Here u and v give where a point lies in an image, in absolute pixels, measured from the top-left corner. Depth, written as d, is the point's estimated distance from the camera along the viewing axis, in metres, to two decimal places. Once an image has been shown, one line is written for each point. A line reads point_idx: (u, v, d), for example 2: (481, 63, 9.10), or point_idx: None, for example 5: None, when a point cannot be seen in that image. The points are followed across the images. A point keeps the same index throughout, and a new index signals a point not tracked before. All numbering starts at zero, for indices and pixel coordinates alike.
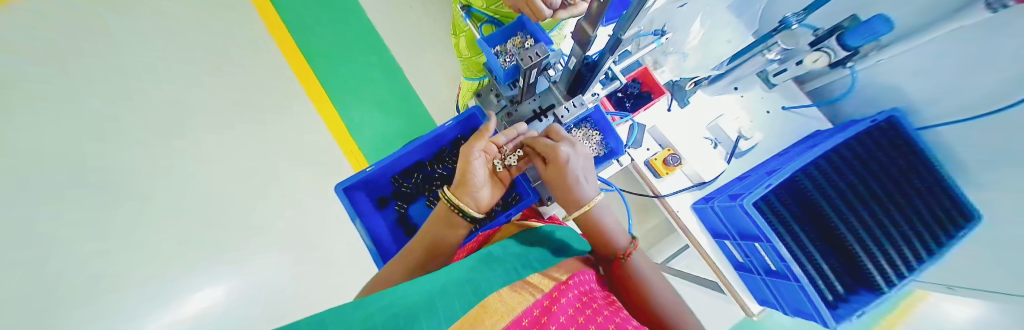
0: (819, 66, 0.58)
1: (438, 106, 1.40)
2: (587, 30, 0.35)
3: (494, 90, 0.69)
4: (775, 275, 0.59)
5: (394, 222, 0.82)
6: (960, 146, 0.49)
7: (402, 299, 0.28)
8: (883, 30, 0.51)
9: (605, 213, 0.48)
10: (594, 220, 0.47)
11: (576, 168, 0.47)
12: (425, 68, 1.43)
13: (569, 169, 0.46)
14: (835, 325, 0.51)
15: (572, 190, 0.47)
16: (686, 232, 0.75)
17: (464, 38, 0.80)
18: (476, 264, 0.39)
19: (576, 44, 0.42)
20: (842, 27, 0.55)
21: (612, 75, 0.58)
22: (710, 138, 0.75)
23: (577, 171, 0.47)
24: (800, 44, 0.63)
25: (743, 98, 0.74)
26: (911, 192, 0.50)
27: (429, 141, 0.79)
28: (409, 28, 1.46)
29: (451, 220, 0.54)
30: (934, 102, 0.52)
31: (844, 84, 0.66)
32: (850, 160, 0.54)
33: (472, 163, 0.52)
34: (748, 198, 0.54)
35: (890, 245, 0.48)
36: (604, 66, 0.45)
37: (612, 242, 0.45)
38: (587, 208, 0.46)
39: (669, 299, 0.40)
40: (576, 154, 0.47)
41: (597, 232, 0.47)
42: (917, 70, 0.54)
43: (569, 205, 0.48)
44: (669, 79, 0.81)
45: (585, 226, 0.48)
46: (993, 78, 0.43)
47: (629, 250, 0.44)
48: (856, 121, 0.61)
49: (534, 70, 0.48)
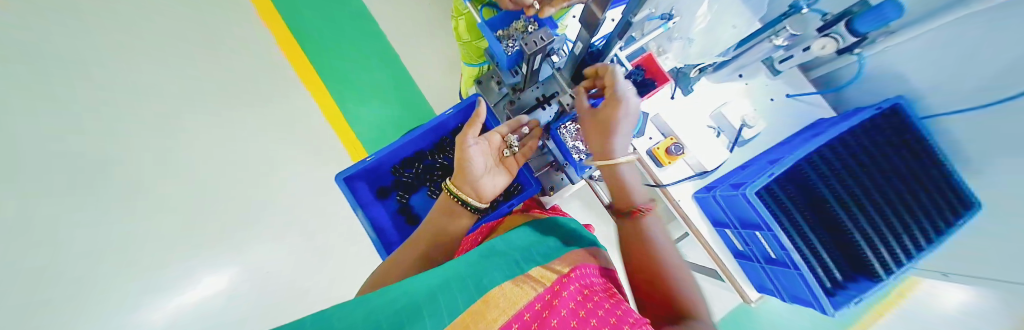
0: (826, 52, 0.56)
1: (437, 93, 1.37)
2: (595, 13, 0.34)
3: (495, 77, 0.67)
4: (774, 263, 0.60)
5: (395, 212, 0.82)
6: (961, 134, 0.49)
7: (403, 294, 0.28)
8: (893, 14, 0.48)
9: (632, 177, 0.48)
10: (618, 176, 0.47)
11: (624, 120, 0.45)
12: (423, 54, 1.39)
13: (619, 121, 0.44)
14: (833, 312, 0.53)
15: (606, 139, 0.46)
16: (686, 221, 0.76)
17: (463, 21, 0.77)
18: (479, 257, 0.39)
19: (583, 28, 0.40)
20: (852, 12, 0.53)
21: (618, 61, 0.57)
22: (714, 126, 0.75)
23: (623, 124, 0.45)
24: (807, 30, 0.60)
25: (747, 86, 0.73)
26: (914, 181, 0.49)
27: (430, 130, 0.78)
28: (405, 13, 1.41)
29: (453, 210, 0.54)
30: (941, 92, 0.51)
31: (851, 71, 0.64)
32: (858, 151, 0.54)
33: (467, 148, 0.53)
34: (751, 187, 0.54)
35: (890, 234, 0.48)
36: (611, 50, 0.44)
37: (630, 196, 0.46)
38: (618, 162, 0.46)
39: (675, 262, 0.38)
40: (631, 107, 0.45)
41: (620, 190, 0.47)
42: (924, 58, 0.53)
43: (598, 154, 0.48)
44: (674, 66, 0.77)
45: (609, 180, 0.48)
46: (1002, 65, 0.42)
47: (647, 207, 0.45)
48: (861, 110, 0.61)
49: (538, 55, 0.47)
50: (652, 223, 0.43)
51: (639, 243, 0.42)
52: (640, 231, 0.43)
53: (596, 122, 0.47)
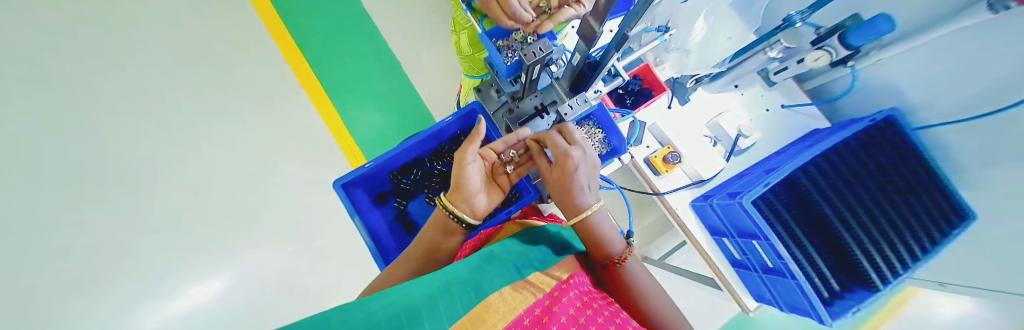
0: (820, 64, 0.58)
1: (437, 100, 1.38)
2: (593, 26, 0.35)
3: (495, 85, 0.68)
4: (771, 273, 0.60)
5: (392, 218, 0.81)
6: (953, 145, 0.50)
7: (404, 297, 0.28)
8: (886, 28, 0.49)
9: (606, 227, 0.47)
10: (592, 228, 0.46)
11: (582, 173, 0.47)
12: (423, 61, 1.40)
13: (577, 173, 0.46)
14: (831, 322, 0.53)
15: (572, 193, 0.47)
16: (684, 229, 0.76)
17: (465, 34, 0.79)
18: (478, 262, 0.39)
19: (582, 39, 0.41)
20: (843, 26, 0.55)
21: (615, 72, 0.58)
22: (710, 135, 0.75)
23: (582, 178, 0.47)
24: (802, 42, 0.62)
25: (743, 96, 0.74)
26: (907, 192, 0.50)
27: (429, 136, 0.78)
28: (406, 21, 1.43)
29: (448, 227, 0.54)
30: (933, 104, 0.52)
31: (845, 83, 0.65)
32: (851, 162, 0.54)
33: (466, 166, 0.53)
34: (747, 196, 0.54)
35: (886, 244, 0.49)
36: (609, 62, 0.45)
37: (608, 247, 0.44)
38: (586, 216, 0.46)
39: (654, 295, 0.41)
40: (585, 159, 0.48)
41: (595, 243, 0.46)
42: (916, 70, 0.54)
43: (569, 210, 0.48)
44: (670, 76, 0.80)
45: (581, 233, 0.48)
46: (998, 77, 0.43)
47: (625, 255, 0.44)
48: (854, 121, 0.62)
49: (537, 65, 0.47)
50: (631, 269, 0.44)
51: (624, 284, 0.42)
52: (624, 285, 0.42)
53: (558, 184, 0.49)
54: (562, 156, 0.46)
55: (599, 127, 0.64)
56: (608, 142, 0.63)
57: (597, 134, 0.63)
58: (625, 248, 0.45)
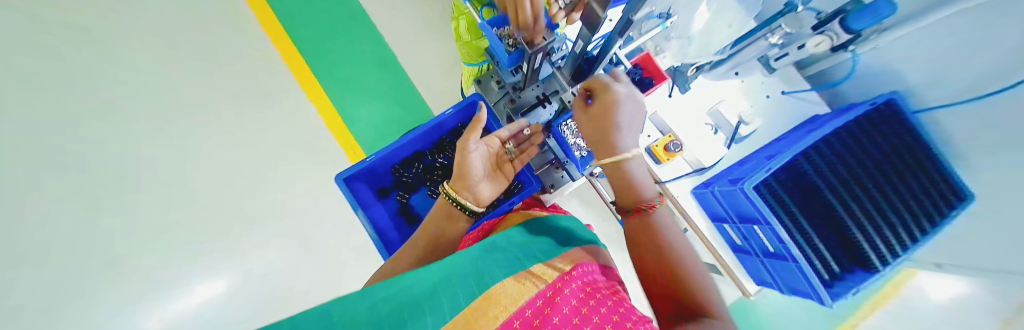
0: (820, 49, 0.57)
1: (436, 94, 1.36)
2: (596, 12, 0.34)
3: (495, 76, 0.67)
4: (772, 257, 0.61)
5: (396, 212, 0.82)
6: (953, 125, 0.51)
7: (406, 290, 0.28)
8: (887, 12, 0.49)
9: (641, 175, 0.45)
10: (625, 173, 0.45)
11: (624, 109, 0.45)
12: (420, 55, 1.39)
13: (620, 113, 0.44)
14: (830, 303, 0.54)
15: (610, 134, 0.45)
16: (685, 217, 0.78)
17: (465, 20, 0.78)
18: (481, 253, 0.39)
19: (583, 25, 0.41)
20: (844, 10, 0.54)
21: (617, 60, 0.58)
22: (711, 124, 0.76)
23: (624, 116, 0.45)
24: (803, 28, 0.61)
25: (743, 83, 0.73)
26: (908, 175, 0.50)
27: (430, 129, 0.78)
28: (404, 14, 1.41)
29: (451, 215, 0.54)
30: (931, 87, 0.53)
31: (845, 68, 0.65)
32: (851, 144, 0.55)
33: (469, 153, 0.53)
34: (749, 182, 0.54)
35: (886, 225, 0.50)
36: (610, 50, 0.45)
37: (639, 191, 0.44)
38: (622, 157, 0.43)
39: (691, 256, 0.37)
40: (630, 97, 0.45)
41: (626, 185, 0.45)
42: (914, 53, 0.54)
43: (603, 152, 0.46)
44: (670, 64, 0.78)
45: (614, 176, 0.46)
46: (999, 59, 0.42)
47: (656, 202, 0.42)
48: (856, 105, 0.62)
49: (538, 54, 0.47)
50: (661, 222, 0.41)
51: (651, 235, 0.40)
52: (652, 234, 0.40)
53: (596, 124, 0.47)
54: (605, 91, 0.44)
55: None
56: None
57: None
58: (656, 196, 0.44)
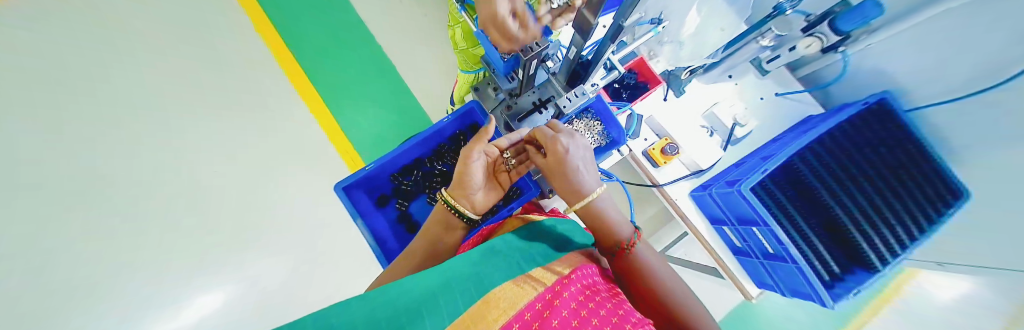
0: (811, 51, 0.59)
1: (434, 102, 1.38)
2: (588, 18, 0.35)
3: (492, 83, 0.68)
4: (772, 258, 0.61)
5: (395, 220, 0.81)
6: (945, 123, 0.51)
7: (404, 295, 0.27)
8: (874, 14, 0.50)
9: (612, 211, 0.46)
10: (595, 213, 0.45)
11: (574, 155, 0.46)
12: (418, 64, 1.40)
13: (569, 158, 0.45)
14: (833, 304, 0.53)
15: (570, 181, 0.46)
16: (685, 220, 0.77)
17: (460, 29, 0.79)
18: (480, 258, 0.39)
19: (576, 32, 0.42)
20: (832, 12, 0.55)
21: (611, 65, 0.59)
22: (707, 125, 0.76)
23: (576, 160, 0.46)
24: (794, 30, 0.62)
25: (738, 86, 0.74)
26: (903, 174, 0.51)
27: (429, 137, 0.78)
28: (403, 24, 1.43)
29: (448, 221, 0.54)
30: (921, 86, 0.54)
31: (835, 70, 0.67)
32: (843, 144, 0.55)
33: (472, 162, 0.52)
34: (746, 183, 0.54)
35: (884, 224, 0.49)
36: (603, 56, 0.46)
37: (614, 231, 0.43)
38: (587, 200, 0.45)
39: (677, 288, 0.39)
40: (574, 142, 0.47)
41: (601, 228, 0.44)
42: (904, 53, 0.55)
43: (570, 198, 0.47)
44: (664, 68, 0.80)
45: (586, 219, 0.46)
46: (985, 57, 0.43)
47: (634, 240, 0.42)
48: (848, 105, 0.62)
49: (533, 61, 0.48)
50: (643, 255, 0.42)
51: (636, 268, 0.41)
52: (636, 268, 0.41)
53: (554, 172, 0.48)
54: (551, 142, 0.45)
55: (597, 119, 0.66)
56: (607, 134, 0.66)
57: (595, 127, 0.65)
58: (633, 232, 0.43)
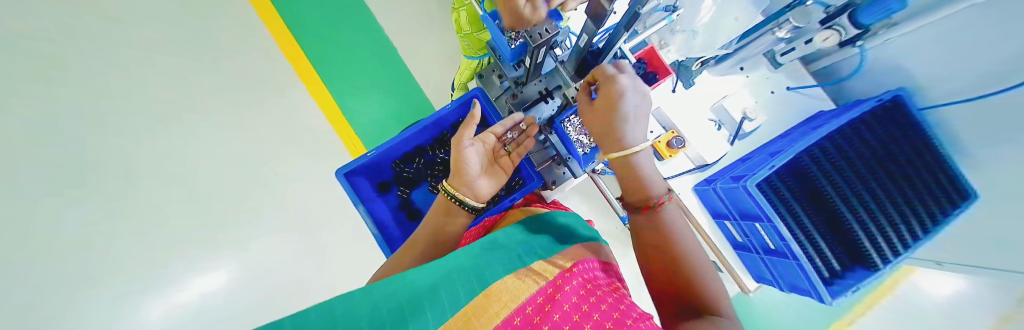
0: (828, 45, 0.57)
1: (437, 87, 1.36)
2: (601, 3, 0.34)
3: (497, 70, 0.66)
4: (773, 254, 0.61)
5: (397, 208, 0.82)
6: (960, 123, 0.50)
7: (407, 286, 0.28)
8: (896, 7, 0.47)
9: (650, 170, 0.43)
10: (634, 167, 0.42)
11: (629, 98, 0.41)
12: (421, 48, 1.37)
13: (622, 106, 0.41)
14: (830, 300, 0.54)
15: (616, 128, 0.42)
16: (687, 214, 0.77)
17: (466, 11, 0.77)
18: (482, 250, 0.39)
19: (588, 18, 0.40)
20: (854, 4, 0.52)
21: (621, 54, 0.58)
22: (715, 119, 0.75)
23: (629, 105, 0.42)
24: (811, 22, 0.57)
25: (748, 79, 0.73)
26: (911, 172, 0.50)
27: (431, 124, 0.78)
28: (405, 6, 1.39)
29: (450, 210, 0.54)
30: (937, 85, 0.52)
31: (852, 63, 0.64)
32: (856, 142, 0.54)
33: (462, 149, 0.53)
34: (751, 180, 0.54)
35: (888, 223, 0.49)
36: (615, 44, 0.44)
37: (648, 188, 0.42)
38: (632, 152, 0.41)
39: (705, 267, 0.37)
40: (634, 87, 0.42)
41: (634, 183, 0.42)
42: (923, 50, 0.53)
43: (611, 146, 0.44)
44: (675, 59, 0.76)
45: (622, 173, 0.44)
46: (1005, 57, 0.42)
47: (665, 199, 0.40)
48: (861, 102, 0.61)
49: (541, 48, 0.47)
50: (672, 222, 0.40)
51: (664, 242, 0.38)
52: (662, 238, 0.39)
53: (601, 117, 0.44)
54: (609, 83, 0.41)
55: None
56: None
57: None
58: (666, 193, 0.41)
